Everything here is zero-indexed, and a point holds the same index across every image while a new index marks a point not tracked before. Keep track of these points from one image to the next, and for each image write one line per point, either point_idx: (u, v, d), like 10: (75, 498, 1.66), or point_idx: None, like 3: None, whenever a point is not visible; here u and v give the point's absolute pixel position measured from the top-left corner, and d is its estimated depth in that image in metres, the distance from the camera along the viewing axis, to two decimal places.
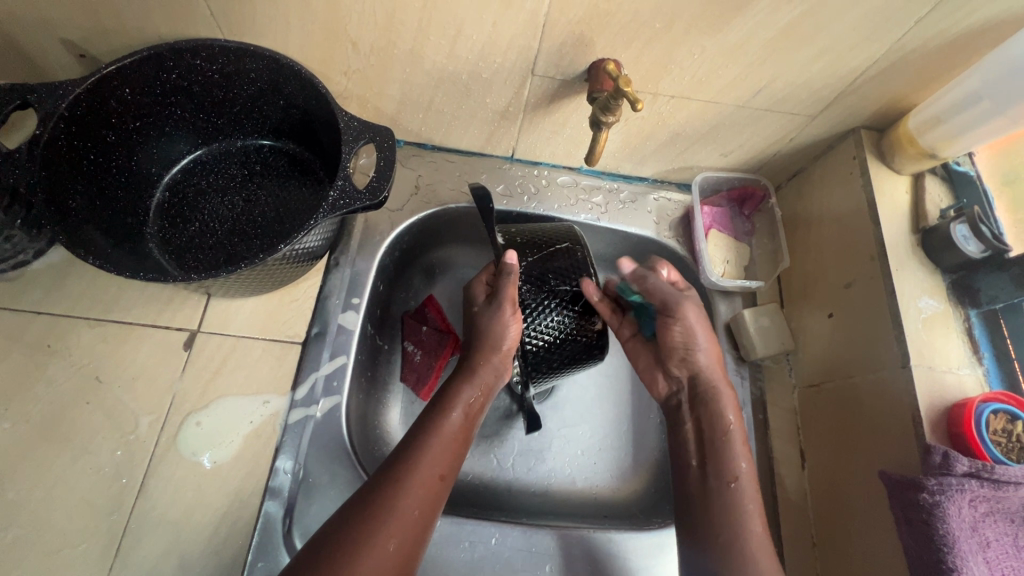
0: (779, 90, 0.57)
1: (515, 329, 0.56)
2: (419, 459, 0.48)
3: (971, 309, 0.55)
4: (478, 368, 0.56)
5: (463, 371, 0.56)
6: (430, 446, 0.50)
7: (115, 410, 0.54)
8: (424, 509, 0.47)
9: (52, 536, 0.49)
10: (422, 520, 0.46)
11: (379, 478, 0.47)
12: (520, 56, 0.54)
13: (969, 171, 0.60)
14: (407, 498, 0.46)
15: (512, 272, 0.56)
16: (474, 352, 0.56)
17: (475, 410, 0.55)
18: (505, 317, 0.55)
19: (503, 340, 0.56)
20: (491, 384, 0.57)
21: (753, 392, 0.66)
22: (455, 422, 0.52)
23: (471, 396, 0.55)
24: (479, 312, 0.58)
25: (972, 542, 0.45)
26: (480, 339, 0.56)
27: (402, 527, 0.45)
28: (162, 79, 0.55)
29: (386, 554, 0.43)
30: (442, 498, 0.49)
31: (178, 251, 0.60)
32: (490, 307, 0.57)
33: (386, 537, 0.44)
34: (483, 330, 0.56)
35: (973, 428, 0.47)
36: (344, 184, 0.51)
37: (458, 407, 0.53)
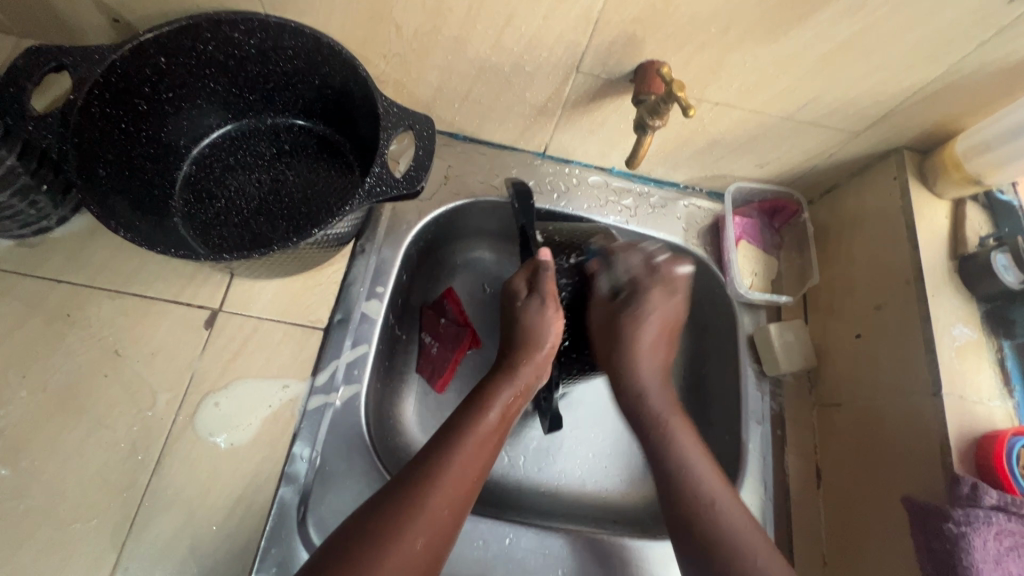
0: (828, 104, 0.55)
1: (556, 328, 0.58)
2: (452, 457, 0.48)
3: (1005, 340, 0.55)
4: (519, 367, 0.56)
5: (503, 368, 0.56)
6: (465, 444, 0.49)
7: (132, 385, 0.53)
8: (453, 510, 0.46)
9: (64, 509, 0.49)
10: (451, 521, 0.46)
11: (412, 472, 0.47)
12: (567, 51, 0.53)
13: (1011, 200, 0.59)
14: (437, 497, 0.45)
15: (548, 269, 0.58)
16: (517, 353, 0.57)
17: (512, 410, 0.54)
18: (547, 313, 0.58)
19: (545, 337, 0.58)
20: (531, 384, 0.56)
21: (773, 407, 0.64)
22: (492, 421, 0.52)
23: (508, 396, 0.54)
24: (523, 307, 0.59)
25: (996, 574, 0.44)
26: (524, 337, 0.58)
27: (431, 526, 0.44)
28: (198, 50, 0.54)
29: (413, 552, 0.43)
30: (472, 499, 0.48)
31: (203, 228, 0.59)
32: (540, 304, 0.59)
33: (415, 534, 0.43)
34: (529, 328, 0.58)
35: (1003, 461, 0.46)
36: (381, 171, 0.50)
37: (496, 406, 0.53)
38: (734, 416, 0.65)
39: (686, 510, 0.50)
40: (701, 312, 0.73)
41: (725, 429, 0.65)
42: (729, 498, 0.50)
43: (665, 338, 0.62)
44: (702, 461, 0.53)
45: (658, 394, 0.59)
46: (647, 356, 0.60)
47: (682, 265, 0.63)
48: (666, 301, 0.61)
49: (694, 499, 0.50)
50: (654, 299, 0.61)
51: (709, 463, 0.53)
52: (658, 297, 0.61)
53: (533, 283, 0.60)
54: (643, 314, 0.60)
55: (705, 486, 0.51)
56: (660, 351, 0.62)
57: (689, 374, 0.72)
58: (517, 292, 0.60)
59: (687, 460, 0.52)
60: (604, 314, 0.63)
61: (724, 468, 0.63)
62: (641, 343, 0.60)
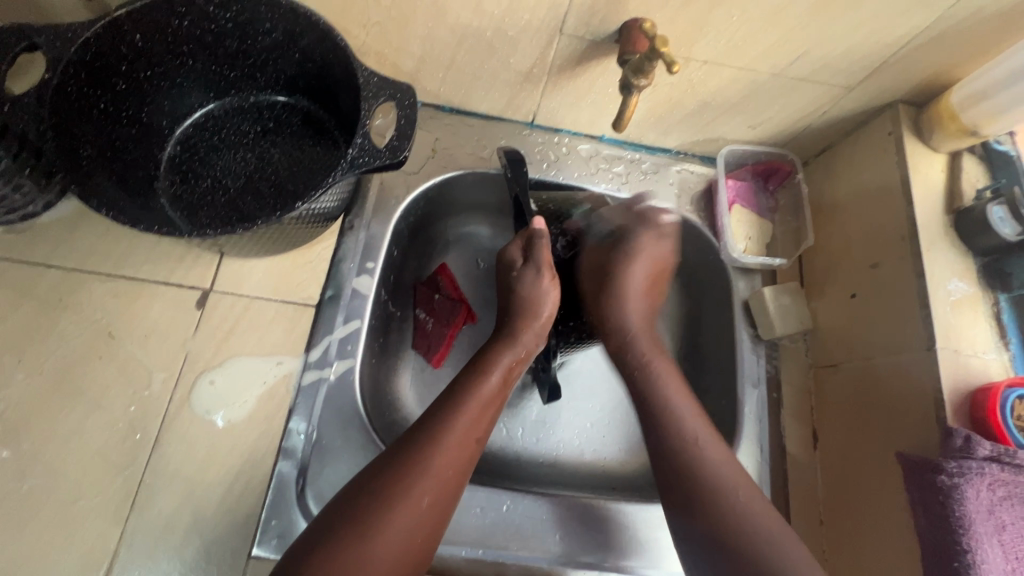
0: (818, 59, 0.54)
1: (552, 295, 0.58)
2: (454, 419, 0.48)
3: (1001, 294, 0.54)
4: (519, 333, 0.56)
5: (504, 335, 0.56)
6: (467, 407, 0.49)
7: (128, 365, 0.54)
8: (458, 468, 0.47)
9: (67, 488, 0.49)
10: (455, 481, 0.46)
11: (415, 436, 0.47)
12: (548, 13, 0.51)
13: (1009, 150, 0.57)
14: (442, 457, 0.46)
15: (542, 238, 0.59)
16: (515, 319, 0.57)
17: (512, 373, 0.54)
18: (543, 282, 0.58)
19: (543, 305, 0.57)
20: (531, 350, 0.57)
21: (768, 371, 0.64)
22: (493, 385, 0.52)
23: (509, 360, 0.54)
24: (519, 277, 0.59)
25: (988, 524, 0.44)
26: (521, 304, 0.58)
27: (437, 483, 0.45)
28: (174, 25, 0.53)
29: (419, 509, 0.44)
30: (475, 458, 0.49)
31: (190, 208, 0.59)
32: (537, 272, 0.58)
33: (420, 493, 0.44)
34: (524, 303, 0.57)
35: (997, 413, 0.46)
36: (363, 142, 0.50)
37: (497, 370, 0.53)
38: (729, 381, 0.65)
39: (679, 463, 0.50)
40: (696, 279, 0.72)
41: (722, 394, 0.65)
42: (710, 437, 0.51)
43: (653, 288, 0.63)
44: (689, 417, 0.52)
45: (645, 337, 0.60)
46: (636, 293, 0.61)
47: (668, 213, 0.63)
48: (662, 240, 0.62)
49: (687, 467, 0.49)
50: (643, 240, 0.62)
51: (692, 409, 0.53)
52: (649, 242, 0.62)
53: (529, 252, 0.59)
54: (635, 253, 0.61)
55: (702, 450, 0.50)
56: (650, 296, 0.63)
57: (685, 342, 0.72)
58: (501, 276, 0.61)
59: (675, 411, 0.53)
60: (598, 252, 0.64)
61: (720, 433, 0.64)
62: (636, 259, 0.61)
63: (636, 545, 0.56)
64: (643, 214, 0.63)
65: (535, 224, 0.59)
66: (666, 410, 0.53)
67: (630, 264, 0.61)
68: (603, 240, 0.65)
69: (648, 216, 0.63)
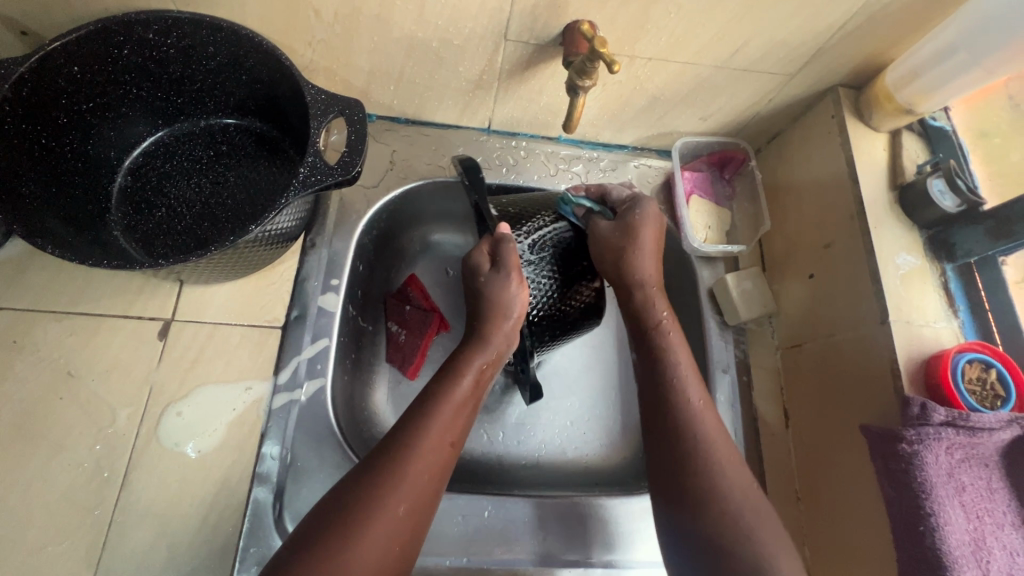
0: (758, 48, 0.55)
1: (518, 297, 0.55)
2: (428, 424, 0.48)
3: (947, 263, 0.56)
4: (490, 335, 0.55)
5: (472, 341, 0.55)
6: (441, 413, 0.49)
7: (90, 403, 0.52)
8: (433, 475, 0.47)
9: (34, 534, 0.48)
10: (431, 487, 0.46)
11: (388, 444, 0.47)
12: (492, 20, 0.52)
13: (944, 126, 0.60)
14: (416, 464, 0.46)
15: (510, 240, 0.56)
16: (484, 321, 0.55)
17: (485, 377, 0.54)
18: (511, 285, 0.55)
19: (512, 307, 0.55)
20: (502, 352, 0.56)
21: (736, 355, 0.66)
22: (465, 388, 0.52)
23: (481, 363, 0.54)
24: (486, 282, 0.55)
25: (949, 487, 0.45)
26: (488, 306, 0.55)
27: (412, 492, 0.45)
28: (113, 55, 0.52)
29: (396, 518, 0.43)
30: (452, 463, 0.49)
31: (145, 238, 0.58)
32: (504, 275, 0.55)
33: (396, 501, 0.44)
34: (491, 313, 0.55)
35: (949, 378, 0.47)
36: (315, 160, 0.50)
37: (468, 374, 0.53)
38: (701, 368, 0.66)
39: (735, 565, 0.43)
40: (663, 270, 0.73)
41: None
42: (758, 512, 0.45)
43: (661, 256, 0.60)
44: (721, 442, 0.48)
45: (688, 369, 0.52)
46: (677, 334, 0.55)
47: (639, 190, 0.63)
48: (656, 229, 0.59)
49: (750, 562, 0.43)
50: (648, 208, 0.59)
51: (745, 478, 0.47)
52: (653, 212, 0.59)
53: (496, 256, 0.56)
54: (642, 221, 0.58)
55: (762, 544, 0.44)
56: (658, 254, 0.59)
57: None
58: (468, 286, 0.57)
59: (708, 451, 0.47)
60: (611, 230, 0.58)
61: None
62: (643, 250, 0.58)
63: (620, 539, 0.57)
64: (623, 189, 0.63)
65: (500, 230, 0.57)
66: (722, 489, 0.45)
67: (635, 260, 0.57)
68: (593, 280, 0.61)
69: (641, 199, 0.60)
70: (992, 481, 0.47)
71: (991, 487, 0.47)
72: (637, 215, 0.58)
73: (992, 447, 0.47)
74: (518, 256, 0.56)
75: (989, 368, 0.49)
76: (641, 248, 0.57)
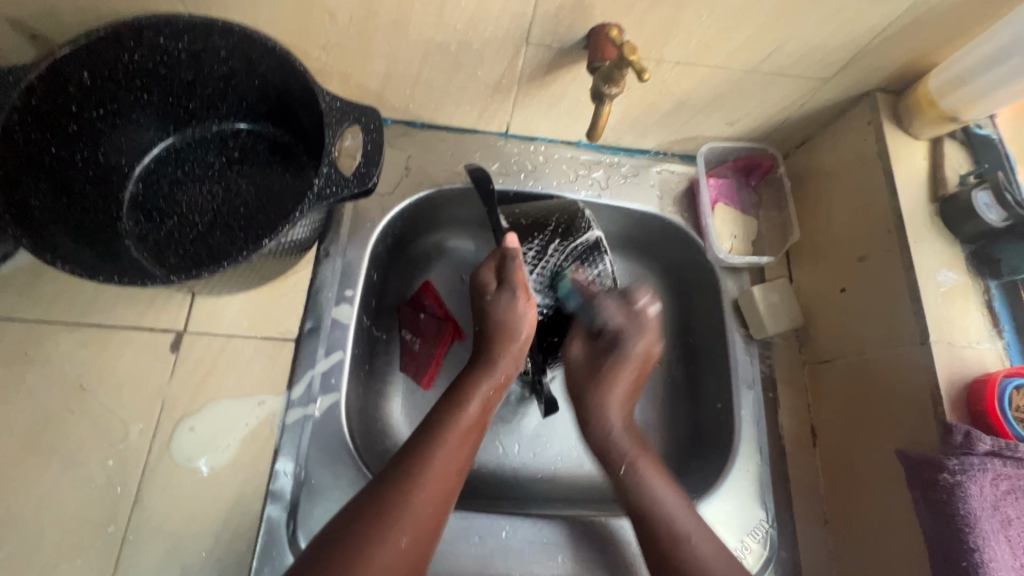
0: (794, 52, 0.53)
1: (642, 347, 0.60)
2: (433, 453, 0.47)
3: (991, 280, 0.53)
4: (496, 359, 0.54)
5: (480, 362, 0.54)
6: (445, 441, 0.48)
7: (101, 417, 0.52)
8: (437, 505, 0.45)
9: (47, 552, 0.47)
10: (436, 517, 0.45)
11: (393, 471, 0.45)
12: (513, 23, 0.49)
13: (991, 134, 0.56)
14: (421, 494, 0.44)
15: (517, 256, 0.56)
16: (491, 343, 0.55)
17: (491, 401, 0.53)
18: (518, 304, 0.55)
19: (519, 328, 0.55)
20: (508, 375, 0.55)
21: (763, 370, 0.64)
22: (472, 414, 0.50)
23: (488, 387, 0.53)
24: (493, 302, 0.56)
25: (994, 521, 0.43)
26: (611, 361, 0.59)
27: (416, 523, 0.44)
28: (124, 61, 0.50)
29: (399, 549, 0.42)
30: (457, 491, 0.47)
31: (157, 248, 0.57)
32: (630, 323, 0.60)
33: (399, 533, 0.43)
34: (615, 364, 0.59)
35: (996, 406, 0.45)
36: (329, 171, 0.48)
37: (475, 399, 0.51)
38: (725, 383, 0.64)
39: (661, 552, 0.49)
40: (684, 279, 0.71)
41: (717, 398, 0.64)
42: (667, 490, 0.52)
43: (637, 387, 0.60)
44: (661, 484, 0.53)
45: (621, 429, 0.57)
46: (618, 399, 0.58)
47: (653, 306, 0.62)
48: (649, 341, 0.60)
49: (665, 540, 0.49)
50: (632, 341, 0.59)
51: (659, 472, 0.54)
52: (643, 342, 0.60)
53: (502, 274, 0.57)
54: (624, 358, 0.59)
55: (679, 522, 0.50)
56: (632, 396, 0.60)
57: (678, 346, 0.70)
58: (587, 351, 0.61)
59: (647, 484, 0.53)
60: (583, 358, 0.61)
61: (718, 438, 0.62)
62: (618, 375, 0.59)
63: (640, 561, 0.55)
64: (621, 313, 0.60)
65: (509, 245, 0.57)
66: (638, 485, 0.53)
67: (606, 403, 0.58)
68: (593, 330, 0.62)
69: (625, 326, 0.60)
70: None
71: None
72: (618, 356, 0.59)
73: None
74: (524, 274, 0.57)
75: None
76: (608, 415, 0.58)
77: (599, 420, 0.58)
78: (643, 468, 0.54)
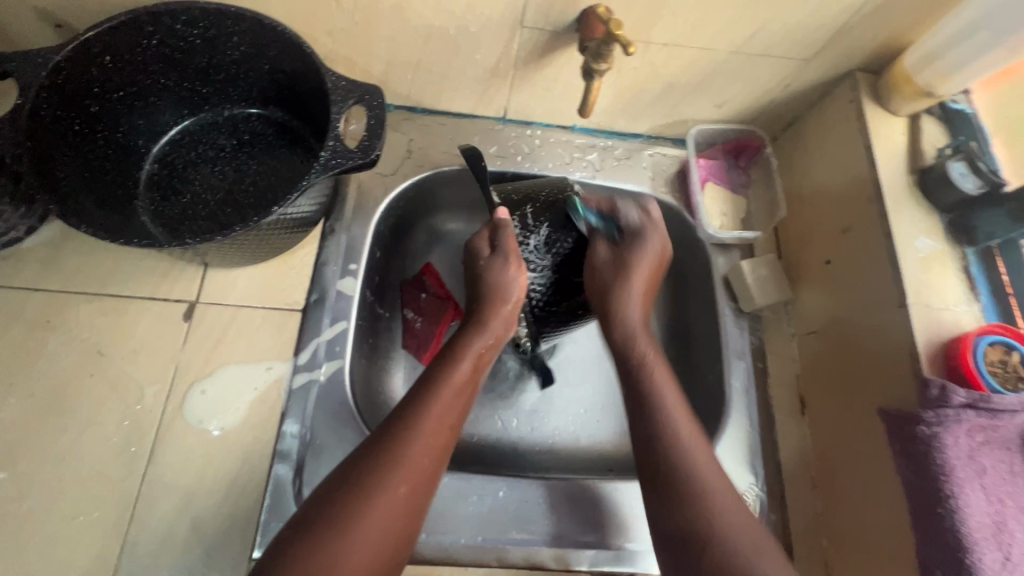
0: (775, 32, 0.55)
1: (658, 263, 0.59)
2: (428, 408, 0.49)
3: (968, 247, 0.55)
4: (488, 321, 0.55)
5: (470, 323, 0.56)
6: (438, 396, 0.50)
7: (118, 380, 0.54)
8: (433, 456, 0.47)
9: (67, 504, 0.50)
10: (431, 468, 0.47)
11: (390, 425, 0.47)
12: (508, 6, 0.52)
13: (965, 108, 0.59)
14: (417, 446, 0.46)
15: (507, 225, 0.58)
16: (483, 305, 0.56)
17: (483, 361, 0.55)
18: (509, 270, 0.56)
19: (510, 290, 0.56)
20: (500, 336, 0.56)
21: (752, 342, 0.66)
22: (464, 371, 0.52)
23: (480, 346, 0.55)
24: (486, 266, 0.57)
25: (969, 469, 0.45)
26: (635, 247, 0.58)
27: (412, 473, 0.45)
28: (143, 45, 0.54)
29: (396, 497, 0.44)
30: (451, 445, 0.50)
31: (171, 223, 0.59)
32: (651, 226, 0.60)
33: (397, 481, 0.44)
34: (640, 255, 0.58)
35: (970, 360, 0.47)
36: (335, 144, 0.51)
37: (467, 357, 0.53)
38: (716, 354, 0.66)
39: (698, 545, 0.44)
40: (677, 257, 0.74)
41: (709, 370, 0.66)
42: (720, 485, 0.46)
43: (652, 285, 0.60)
44: (705, 459, 0.47)
45: (644, 338, 0.56)
46: (637, 300, 0.57)
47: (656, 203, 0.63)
48: (658, 237, 0.59)
49: (696, 511, 0.45)
50: (653, 238, 0.59)
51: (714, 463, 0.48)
52: (658, 242, 0.59)
53: (495, 241, 0.57)
54: (642, 245, 0.58)
55: (726, 511, 0.45)
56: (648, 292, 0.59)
57: (671, 322, 0.73)
58: (613, 252, 0.58)
59: (680, 452, 0.48)
60: (607, 254, 0.58)
61: (709, 407, 0.64)
62: (641, 262, 0.58)
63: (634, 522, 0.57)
64: (638, 216, 0.60)
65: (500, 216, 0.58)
66: (678, 457, 0.47)
67: (625, 308, 0.56)
68: (616, 236, 0.60)
69: (647, 231, 0.59)
70: (1014, 464, 0.46)
71: (1013, 470, 0.46)
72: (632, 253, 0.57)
73: (1013, 429, 0.47)
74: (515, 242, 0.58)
75: (1010, 351, 0.49)
76: (631, 311, 0.56)
77: (622, 305, 0.56)
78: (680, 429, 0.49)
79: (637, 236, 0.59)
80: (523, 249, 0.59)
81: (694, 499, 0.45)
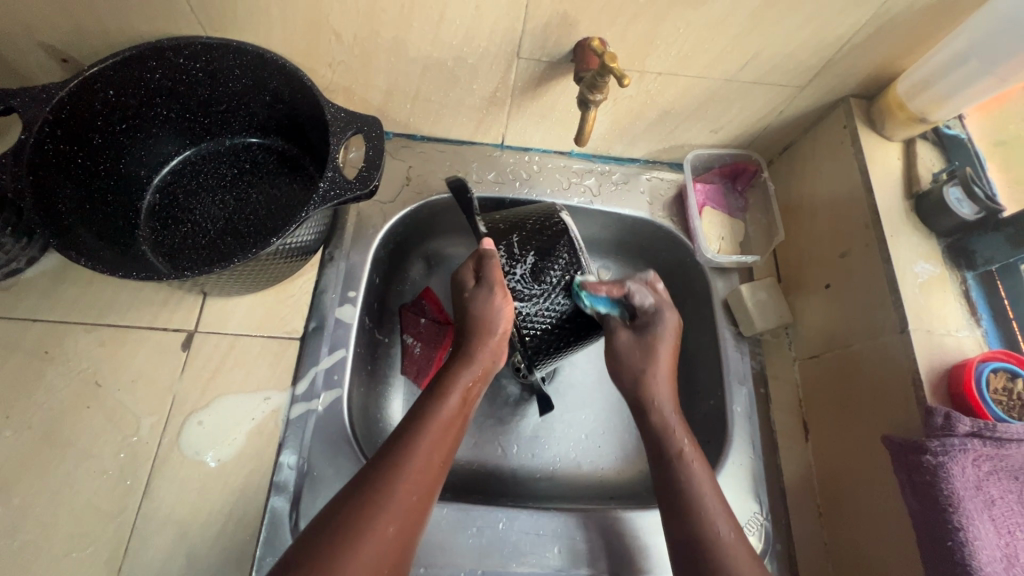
0: (768, 61, 0.56)
1: (672, 321, 0.59)
2: (417, 445, 0.48)
3: (967, 272, 0.55)
4: (475, 354, 0.55)
5: (458, 356, 0.56)
6: (426, 433, 0.49)
7: (115, 412, 0.54)
8: (422, 494, 0.47)
9: (61, 540, 0.49)
10: (420, 506, 0.46)
11: (379, 463, 0.47)
12: (504, 38, 0.53)
13: (959, 134, 0.60)
14: (405, 484, 0.46)
15: (494, 257, 0.57)
16: (469, 337, 0.55)
17: (471, 395, 0.54)
18: (495, 300, 0.55)
19: (497, 322, 0.55)
20: (487, 368, 0.56)
21: (753, 365, 0.66)
22: (452, 406, 0.52)
23: (468, 380, 0.54)
24: (472, 297, 0.56)
25: (977, 500, 0.44)
26: (653, 342, 0.58)
27: (400, 512, 0.45)
28: (146, 79, 0.55)
29: (386, 538, 0.43)
30: (440, 482, 0.49)
31: (171, 252, 0.60)
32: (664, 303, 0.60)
33: (385, 521, 0.44)
34: (660, 342, 0.58)
35: (973, 388, 0.46)
36: (334, 175, 0.51)
37: (455, 391, 0.53)
38: (717, 379, 0.65)
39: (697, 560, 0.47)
40: (676, 281, 0.73)
41: (710, 395, 0.66)
42: (715, 504, 0.50)
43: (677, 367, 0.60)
44: (710, 492, 0.50)
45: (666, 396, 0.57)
46: (666, 379, 0.58)
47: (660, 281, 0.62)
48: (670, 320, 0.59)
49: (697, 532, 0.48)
50: (665, 324, 0.59)
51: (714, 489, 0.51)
52: (670, 328, 0.59)
53: (480, 273, 0.57)
54: (663, 343, 0.58)
55: (717, 526, 0.48)
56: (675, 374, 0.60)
57: None
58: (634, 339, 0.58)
59: (692, 487, 0.50)
60: (629, 347, 0.58)
61: (711, 432, 0.64)
62: (661, 348, 0.58)
63: (635, 554, 0.56)
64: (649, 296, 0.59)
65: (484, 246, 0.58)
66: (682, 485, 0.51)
67: (659, 393, 0.57)
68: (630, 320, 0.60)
69: (660, 330, 0.58)
70: None
71: None
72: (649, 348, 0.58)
73: (1021, 459, 0.46)
74: (502, 273, 0.57)
75: (1014, 377, 0.48)
76: (663, 385, 0.57)
77: (659, 399, 0.56)
78: (691, 475, 0.51)
79: (653, 333, 0.58)
80: (510, 278, 0.57)
81: (697, 524, 0.49)
